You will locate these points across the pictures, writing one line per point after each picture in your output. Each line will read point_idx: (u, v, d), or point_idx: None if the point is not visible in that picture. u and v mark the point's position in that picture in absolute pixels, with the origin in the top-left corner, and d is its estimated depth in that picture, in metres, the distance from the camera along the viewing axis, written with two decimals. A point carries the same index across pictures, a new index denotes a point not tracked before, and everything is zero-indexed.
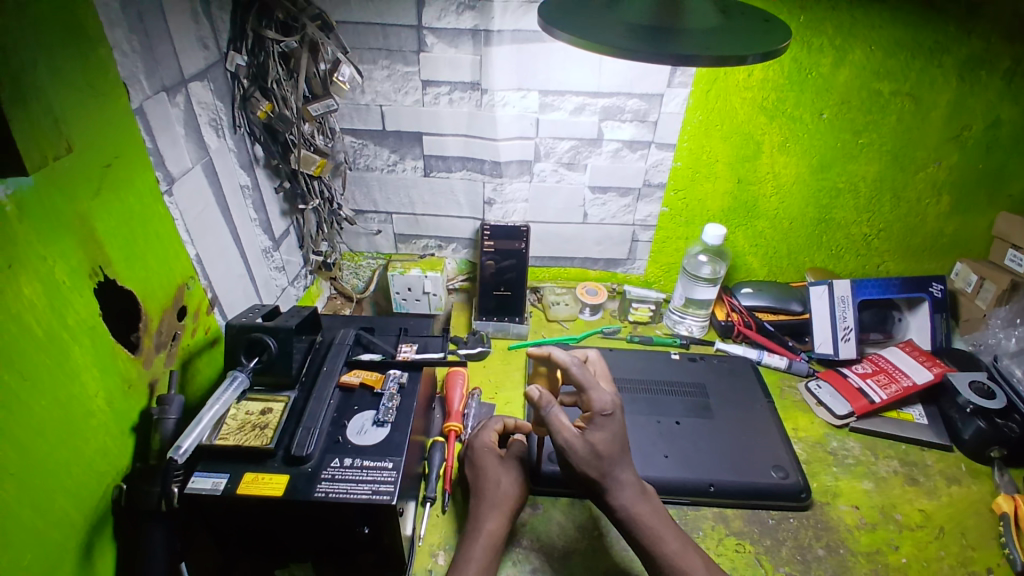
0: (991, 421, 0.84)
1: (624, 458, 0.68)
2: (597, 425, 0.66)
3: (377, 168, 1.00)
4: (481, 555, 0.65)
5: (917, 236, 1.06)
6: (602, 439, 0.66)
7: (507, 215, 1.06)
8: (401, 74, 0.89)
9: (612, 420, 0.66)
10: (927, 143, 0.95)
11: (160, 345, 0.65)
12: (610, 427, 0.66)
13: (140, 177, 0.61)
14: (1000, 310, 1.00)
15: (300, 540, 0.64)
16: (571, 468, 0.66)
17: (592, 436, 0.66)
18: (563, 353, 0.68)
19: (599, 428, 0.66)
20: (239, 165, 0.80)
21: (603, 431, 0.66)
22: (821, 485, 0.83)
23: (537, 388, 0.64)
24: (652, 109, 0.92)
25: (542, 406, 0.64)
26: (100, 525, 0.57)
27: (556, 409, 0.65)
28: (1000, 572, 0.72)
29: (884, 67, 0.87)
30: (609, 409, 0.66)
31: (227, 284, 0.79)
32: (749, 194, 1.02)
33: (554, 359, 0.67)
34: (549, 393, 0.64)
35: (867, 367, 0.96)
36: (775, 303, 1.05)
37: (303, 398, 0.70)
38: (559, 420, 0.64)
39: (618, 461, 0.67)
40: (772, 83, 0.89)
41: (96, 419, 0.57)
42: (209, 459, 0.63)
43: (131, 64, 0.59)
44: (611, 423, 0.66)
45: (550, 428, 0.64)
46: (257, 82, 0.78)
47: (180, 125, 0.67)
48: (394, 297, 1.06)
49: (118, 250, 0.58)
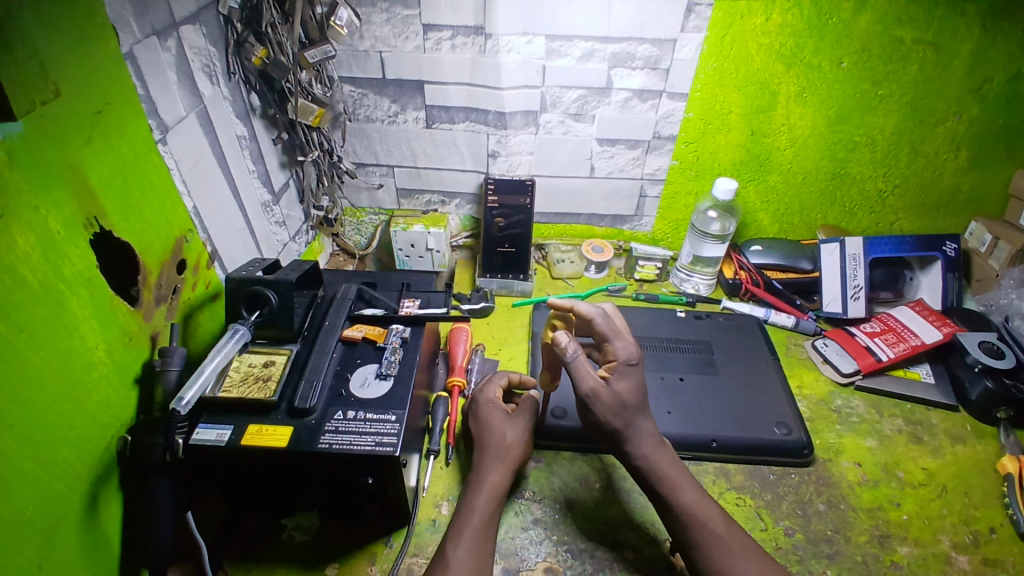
0: (999, 381, 0.83)
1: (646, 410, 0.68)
2: (620, 374, 0.67)
3: (377, 119, 0.96)
4: (484, 506, 0.65)
5: (933, 192, 1.02)
6: (627, 388, 0.66)
7: (511, 168, 1.03)
8: (401, 18, 0.85)
9: (636, 370, 0.67)
10: (949, 95, 0.90)
11: (160, 298, 0.65)
12: (633, 377, 0.67)
13: (132, 125, 0.59)
14: (1013, 269, 0.97)
15: (305, 490, 0.65)
16: (594, 414, 0.66)
17: (615, 384, 0.66)
18: (585, 304, 0.68)
19: (623, 377, 0.67)
20: (234, 115, 0.77)
21: (627, 380, 0.67)
22: (825, 442, 0.83)
23: (563, 335, 0.64)
24: (665, 56, 0.88)
25: (567, 351, 0.64)
26: (106, 476, 0.58)
27: (580, 355, 0.65)
28: (1003, 532, 0.73)
29: (907, 12, 0.82)
30: (634, 358, 0.67)
31: (227, 238, 0.77)
32: (763, 147, 0.98)
33: (577, 310, 0.67)
34: (573, 340, 0.65)
35: (876, 325, 0.95)
36: (784, 261, 1.03)
37: (306, 351, 0.70)
38: (582, 366, 0.65)
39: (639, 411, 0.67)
40: (791, 28, 0.85)
41: (97, 371, 0.56)
42: (213, 411, 0.63)
43: (120, 5, 0.56)
44: (634, 373, 0.67)
45: (574, 374, 0.65)
46: (251, 26, 0.74)
47: (172, 71, 0.65)
48: (397, 253, 1.05)
49: (113, 202, 0.57)
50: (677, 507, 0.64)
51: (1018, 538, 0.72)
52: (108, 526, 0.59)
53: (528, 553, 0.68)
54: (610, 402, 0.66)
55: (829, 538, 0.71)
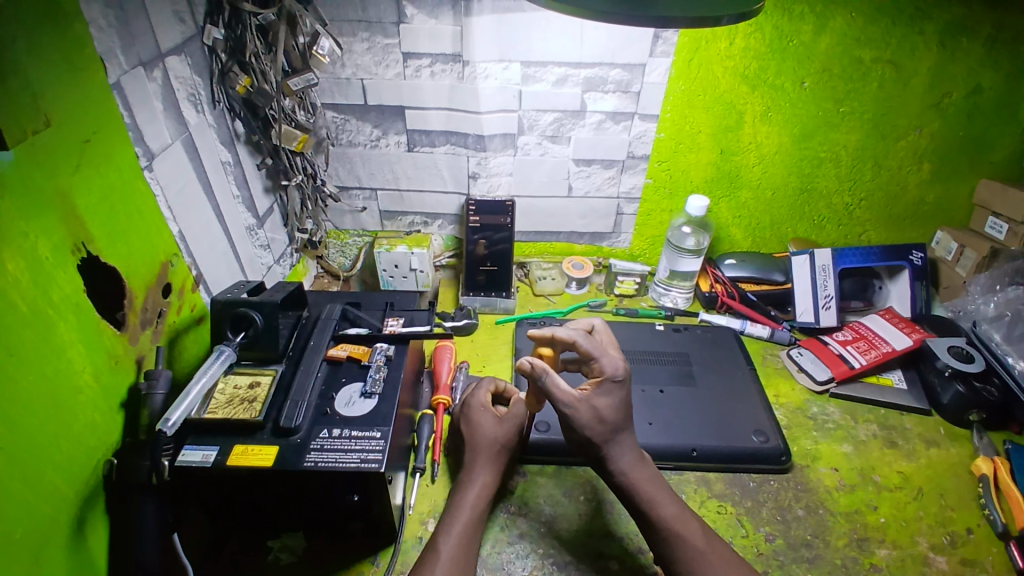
0: (970, 385, 0.87)
1: (627, 425, 0.70)
2: (605, 390, 0.68)
3: (359, 144, 0.99)
4: (472, 505, 0.67)
5: (899, 204, 1.07)
6: (607, 404, 0.68)
7: (492, 189, 1.05)
8: (382, 46, 0.88)
9: (620, 386, 0.68)
10: (909, 110, 0.95)
11: (145, 322, 0.65)
12: (616, 394, 0.68)
13: (120, 153, 0.61)
14: (979, 277, 1.02)
15: (290, 510, 0.65)
16: (573, 434, 0.67)
17: (596, 400, 0.67)
18: (564, 330, 0.69)
19: (606, 393, 0.68)
20: (219, 141, 0.79)
21: (609, 397, 0.68)
22: (802, 449, 0.85)
23: (527, 360, 0.64)
24: (636, 79, 0.92)
25: (536, 376, 0.65)
26: (92, 499, 0.58)
27: (551, 378, 0.66)
28: (979, 532, 0.75)
29: (865, 33, 0.87)
30: (620, 374, 0.68)
31: (211, 262, 0.78)
32: (733, 164, 1.02)
33: (557, 338, 0.69)
34: (540, 363, 0.65)
35: (848, 334, 0.98)
36: (758, 273, 1.06)
37: (291, 371, 0.71)
38: (554, 387, 0.66)
39: (622, 427, 0.69)
40: (755, 52, 0.89)
41: (84, 395, 0.57)
42: (198, 432, 0.63)
43: (108, 38, 0.58)
44: (618, 389, 0.68)
45: (549, 397, 0.66)
46: (235, 56, 0.77)
47: (158, 100, 0.67)
48: (381, 274, 1.06)
49: (100, 227, 0.58)
50: (660, 521, 0.65)
51: (994, 539, 0.74)
52: (93, 550, 0.59)
53: (515, 567, 0.69)
54: (591, 417, 0.67)
55: (809, 543, 0.73)
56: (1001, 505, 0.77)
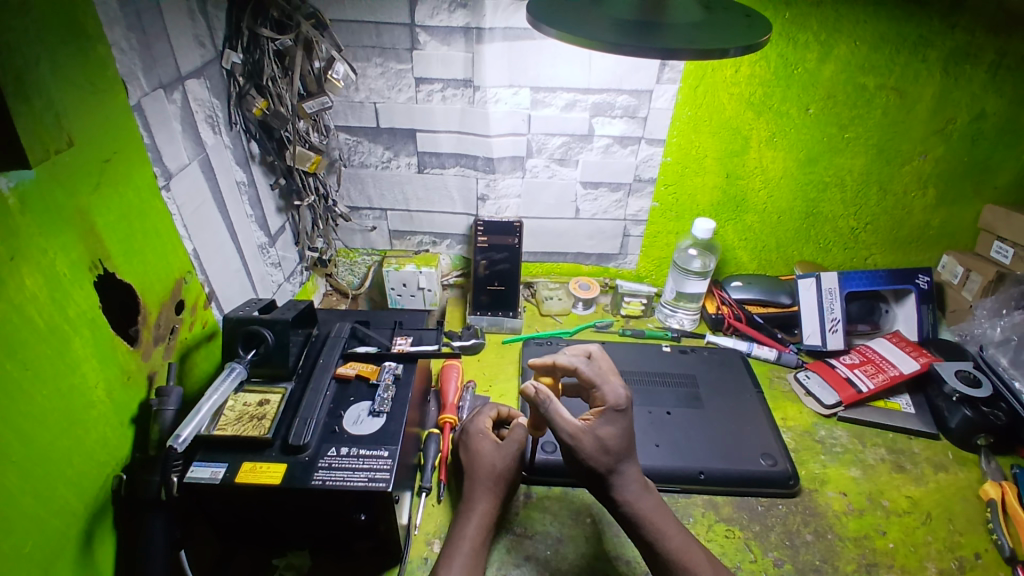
0: (977, 409, 0.86)
1: (631, 456, 0.69)
2: (608, 419, 0.68)
3: (371, 165, 1.00)
4: (474, 534, 0.68)
5: (904, 228, 1.08)
6: (611, 434, 0.67)
7: (500, 210, 1.07)
8: (395, 71, 0.90)
9: (624, 414, 0.68)
10: (913, 136, 0.97)
11: (158, 338, 0.66)
12: (621, 422, 0.68)
13: (138, 171, 0.62)
14: (986, 300, 1.02)
15: (297, 529, 0.65)
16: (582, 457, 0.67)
17: (600, 430, 0.67)
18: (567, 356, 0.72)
19: (610, 422, 0.67)
20: (235, 162, 0.81)
21: (613, 426, 0.67)
22: (810, 473, 0.85)
23: (532, 384, 0.66)
24: (643, 105, 0.94)
25: (540, 400, 0.65)
26: (100, 514, 0.59)
27: (552, 404, 0.66)
28: (988, 557, 0.74)
29: (869, 60, 0.89)
30: (622, 404, 0.68)
31: (224, 279, 0.79)
32: (738, 188, 1.03)
33: (559, 362, 0.72)
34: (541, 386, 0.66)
35: (855, 357, 0.98)
36: (764, 296, 1.06)
37: (300, 389, 0.71)
38: (557, 413, 0.65)
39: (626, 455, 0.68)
40: (759, 79, 0.91)
41: (96, 409, 0.58)
42: (208, 449, 0.64)
43: (130, 61, 0.60)
44: (623, 418, 0.68)
45: (551, 424, 0.65)
46: (253, 80, 0.79)
47: (177, 121, 0.68)
48: (389, 292, 1.07)
49: (117, 244, 0.59)
50: (667, 553, 0.64)
51: (1002, 563, 0.73)
52: (100, 565, 0.59)
53: None
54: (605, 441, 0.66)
55: (818, 568, 0.72)
56: (1009, 529, 0.77)
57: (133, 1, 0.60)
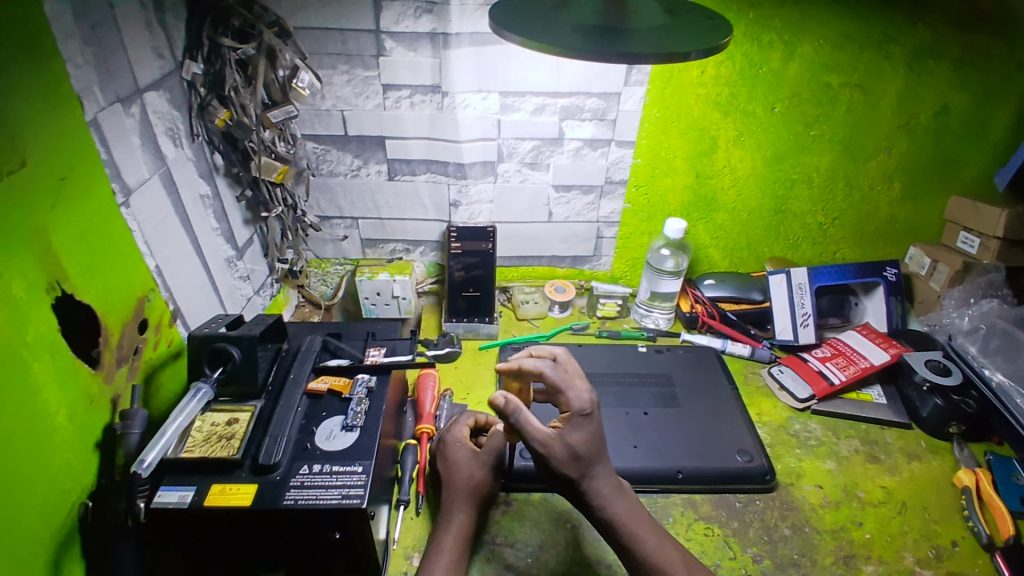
0: (948, 399, 0.88)
1: (602, 456, 0.68)
2: (575, 425, 0.66)
3: (340, 173, 0.99)
4: (452, 545, 0.67)
5: (871, 222, 1.10)
6: (580, 440, 0.66)
7: (473, 216, 1.06)
8: (361, 79, 0.89)
9: (589, 418, 0.66)
10: (878, 131, 0.99)
11: (121, 359, 0.64)
12: (588, 427, 0.66)
13: (96, 189, 0.60)
14: (953, 290, 1.04)
15: (272, 549, 0.64)
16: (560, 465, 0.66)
17: (568, 437, 0.66)
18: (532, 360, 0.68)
19: (577, 428, 0.66)
20: (198, 174, 0.79)
21: (581, 432, 0.66)
22: (786, 467, 0.86)
23: (500, 397, 0.63)
24: (611, 107, 0.94)
25: (510, 412, 0.64)
26: (67, 543, 0.57)
27: (523, 413, 0.64)
28: (964, 545, 0.76)
29: (832, 59, 0.91)
30: (587, 408, 0.66)
31: (190, 295, 0.77)
32: (709, 188, 1.04)
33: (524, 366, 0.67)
34: (511, 398, 0.64)
35: (827, 351, 1.00)
36: (737, 292, 1.08)
37: (270, 406, 0.70)
38: (527, 423, 0.64)
39: (597, 460, 0.67)
40: (725, 79, 0.92)
41: (59, 435, 0.56)
42: (175, 472, 0.62)
43: (86, 76, 0.58)
44: (589, 423, 0.66)
45: (522, 434, 0.64)
46: (215, 90, 0.77)
47: (135, 135, 0.66)
48: (363, 302, 1.06)
49: (76, 264, 0.58)
50: (642, 556, 0.65)
51: (981, 550, 0.75)
52: None
53: None
54: (584, 447, 0.66)
55: (796, 562, 0.73)
56: (986, 517, 0.79)
57: (87, 14, 0.58)
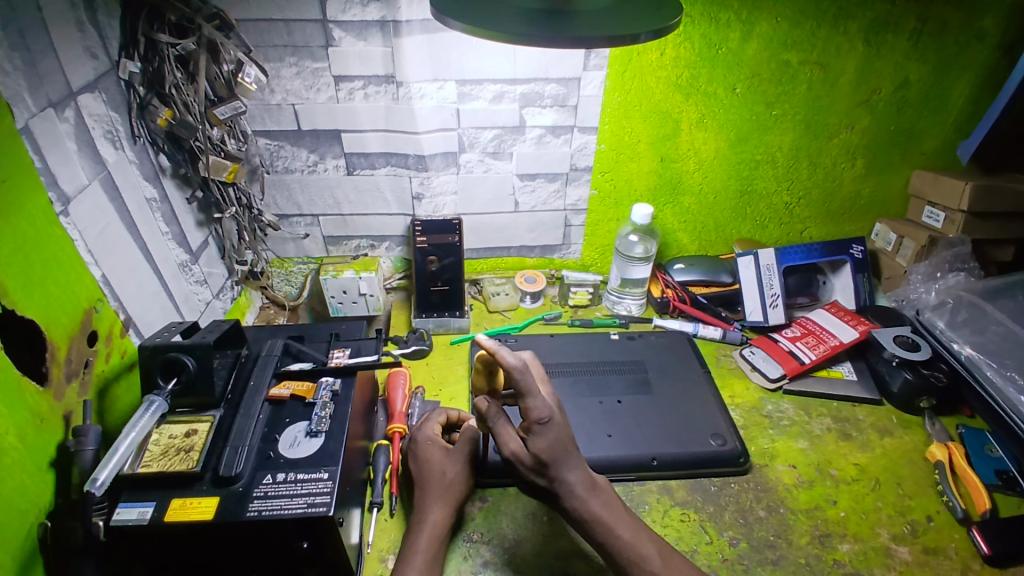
0: (917, 372, 0.89)
1: (570, 458, 0.67)
2: (536, 432, 0.64)
3: (296, 170, 0.96)
4: (426, 546, 0.66)
5: (836, 199, 1.10)
6: (543, 446, 0.64)
7: (437, 209, 1.04)
8: (311, 70, 0.86)
9: (551, 424, 0.64)
10: (838, 108, 0.99)
11: (70, 374, 0.61)
12: (550, 432, 0.65)
13: (32, 200, 0.57)
14: (920, 265, 1.05)
15: (242, 565, 0.62)
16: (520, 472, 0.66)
17: (531, 444, 0.64)
18: (508, 353, 0.61)
19: (539, 435, 0.64)
20: (143, 177, 0.75)
21: (543, 438, 0.64)
22: (760, 448, 0.87)
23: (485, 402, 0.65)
24: (572, 93, 0.92)
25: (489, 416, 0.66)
26: (28, 566, 0.55)
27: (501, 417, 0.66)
28: (939, 518, 0.77)
29: (790, 37, 0.90)
30: (546, 415, 0.64)
31: (142, 304, 0.74)
32: (674, 171, 1.04)
33: (500, 358, 0.60)
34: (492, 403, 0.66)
35: (796, 330, 1.00)
36: (706, 275, 1.08)
37: (231, 415, 0.67)
38: (502, 429, 0.65)
39: (564, 463, 0.66)
40: (685, 60, 0.91)
41: (10, 458, 0.53)
42: (134, 488, 0.59)
43: (15, 82, 0.54)
44: (550, 429, 0.64)
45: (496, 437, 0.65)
46: (154, 88, 0.73)
47: (71, 140, 0.63)
48: (329, 301, 1.03)
49: (13, 279, 0.54)
50: (620, 551, 0.65)
51: (956, 524, 0.76)
52: None
53: None
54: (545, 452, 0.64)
55: (772, 544, 0.74)
56: (958, 489, 0.81)
57: (13, 19, 0.54)
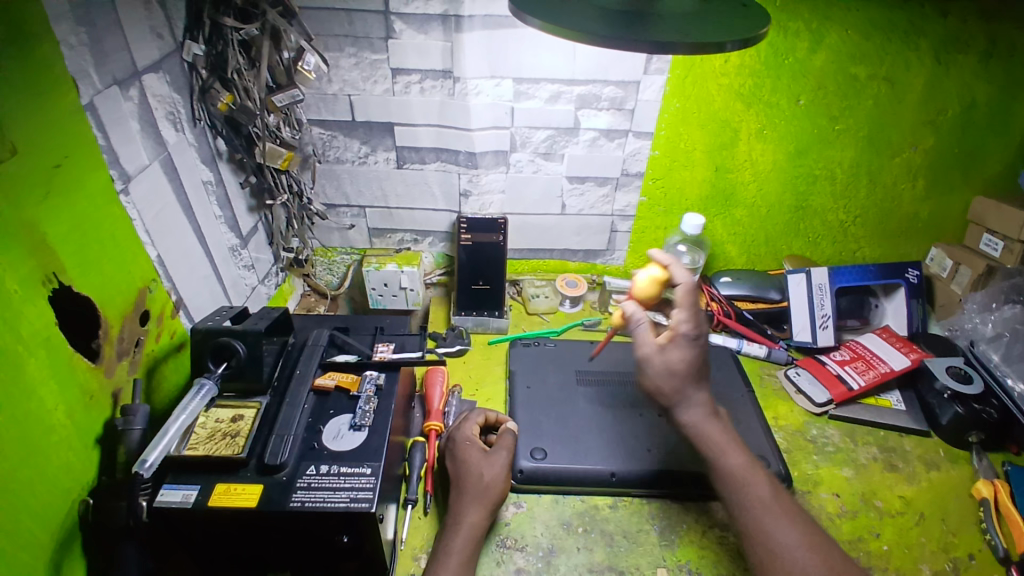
0: (969, 406, 0.85)
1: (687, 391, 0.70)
2: (673, 346, 0.69)
3: (347, 160, 0.96)
4: (462, 548, 0.65)
5: (894, 219, 1.06)
6: (674, 363, 0.69)
7: (483, 207, 1.03)
8: (369, 62, 0.86)
9: (692, 341, 0.69)
10: (903, 126, 0.95)
11: (122, 352, 0.62)
12: (691, 348, 0.69)
13: (91, 178, 0.57)
14: (976, 294, 1.00)
15: (279, 553, 0.62)
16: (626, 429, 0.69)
17: (668, 355, 0.69)
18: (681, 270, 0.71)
19: (679, 347, 0.69)
20: (200, 160, 0.76)
21: (677, 352, 0.69)
22: (803, 474, 0.84)
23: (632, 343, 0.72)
24: (630, 96, 0.90)
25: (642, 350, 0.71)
26: (69, 542, 0.56)
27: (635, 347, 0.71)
28: (981, 558, 0.74)
29: (860, 50, 0.87)
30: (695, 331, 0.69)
31: (193, 286, 0.75)
32: (728, 182, 1.01)
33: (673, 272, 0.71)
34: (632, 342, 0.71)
35: (845, 354, 0.97)
36: (754, 291, 1.05)
37: (276, 403, 0.68)
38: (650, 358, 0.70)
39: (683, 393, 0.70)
40: (749, 69, 0.88)
41: (57, 434, 0.55)
42: (179, 470, 0.60)
43: (81, 57, 0.55)
44: (696, 344, 0.69)
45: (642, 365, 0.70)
46: (216, 72, 0.74)
47: (134, 120, 0.63)
48: (370, 293, 1.03)
49: (70, 257, 0.55)
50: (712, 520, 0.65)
51: (996, 564, 0.73)
52: None
53: None
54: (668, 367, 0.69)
55: None
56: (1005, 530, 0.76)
57: None
